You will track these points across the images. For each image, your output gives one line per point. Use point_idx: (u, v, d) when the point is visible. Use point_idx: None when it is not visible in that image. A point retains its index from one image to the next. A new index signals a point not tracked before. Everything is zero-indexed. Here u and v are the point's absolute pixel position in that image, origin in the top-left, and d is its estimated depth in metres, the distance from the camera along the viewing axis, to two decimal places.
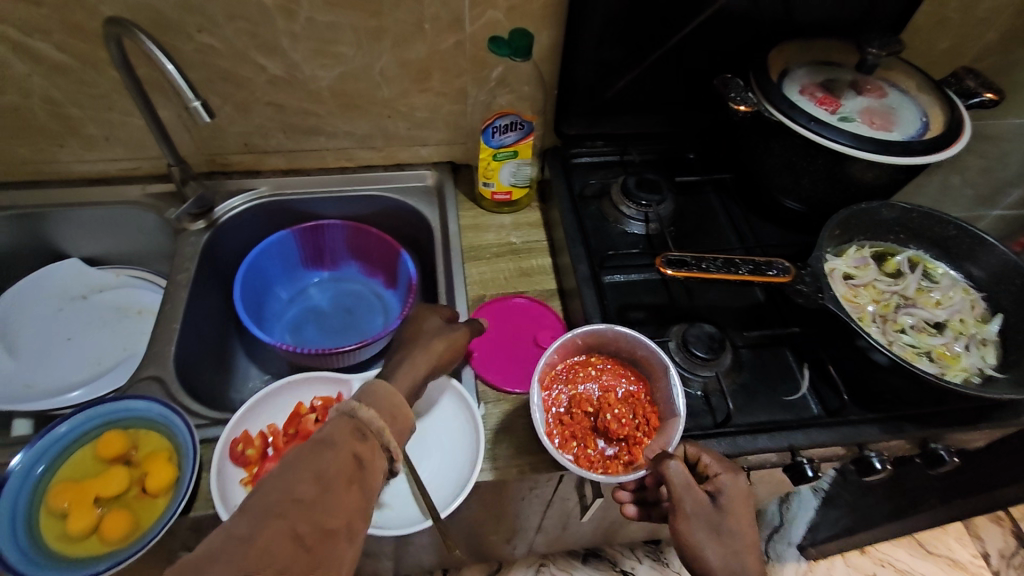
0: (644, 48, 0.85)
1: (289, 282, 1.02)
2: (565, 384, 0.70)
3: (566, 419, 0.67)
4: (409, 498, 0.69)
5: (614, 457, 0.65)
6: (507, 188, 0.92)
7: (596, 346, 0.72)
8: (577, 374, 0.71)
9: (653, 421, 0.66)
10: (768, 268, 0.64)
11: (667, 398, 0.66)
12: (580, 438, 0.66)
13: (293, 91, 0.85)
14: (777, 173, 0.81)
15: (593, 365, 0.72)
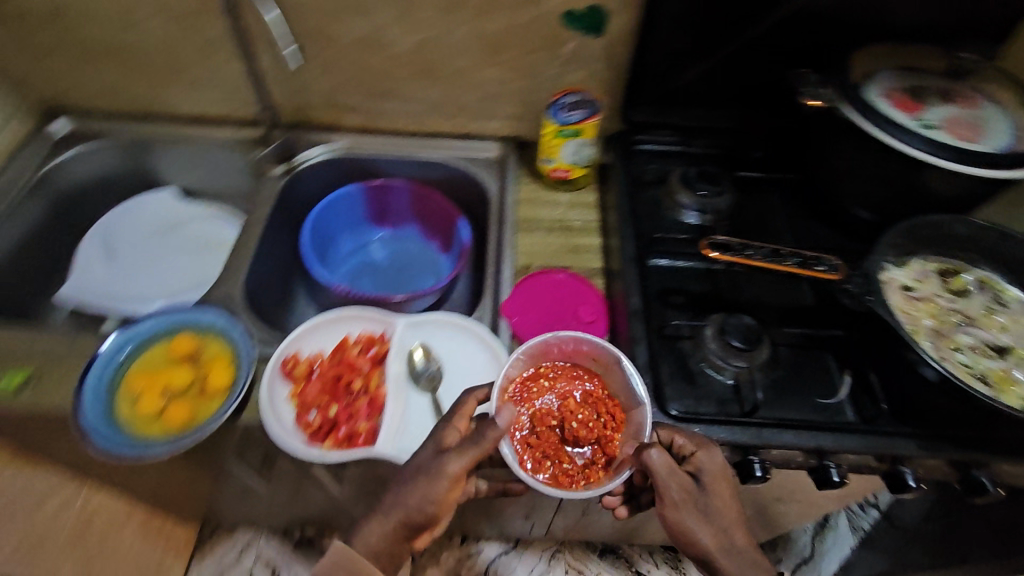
0: (721, 39, 0.85)
1: (353, 235, 1.08)
2: (524, 400, 0.63)
3: (532, 439, 0.61)
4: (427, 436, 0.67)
5: (591, 465, 0.60)
6: (567, 166, 0.94)
7: (537, 355, 0.65)
8: (530, 392, 0.64)
9: (618, 412, 0.63)
10: (817, 264, 0.64)
11: (630, 394, 0.64)
12: (552, 456, 0.60)
13: (376, 52, 0.91)
14: (846, 175, 0.78)
15: (543, 376, 0.65)
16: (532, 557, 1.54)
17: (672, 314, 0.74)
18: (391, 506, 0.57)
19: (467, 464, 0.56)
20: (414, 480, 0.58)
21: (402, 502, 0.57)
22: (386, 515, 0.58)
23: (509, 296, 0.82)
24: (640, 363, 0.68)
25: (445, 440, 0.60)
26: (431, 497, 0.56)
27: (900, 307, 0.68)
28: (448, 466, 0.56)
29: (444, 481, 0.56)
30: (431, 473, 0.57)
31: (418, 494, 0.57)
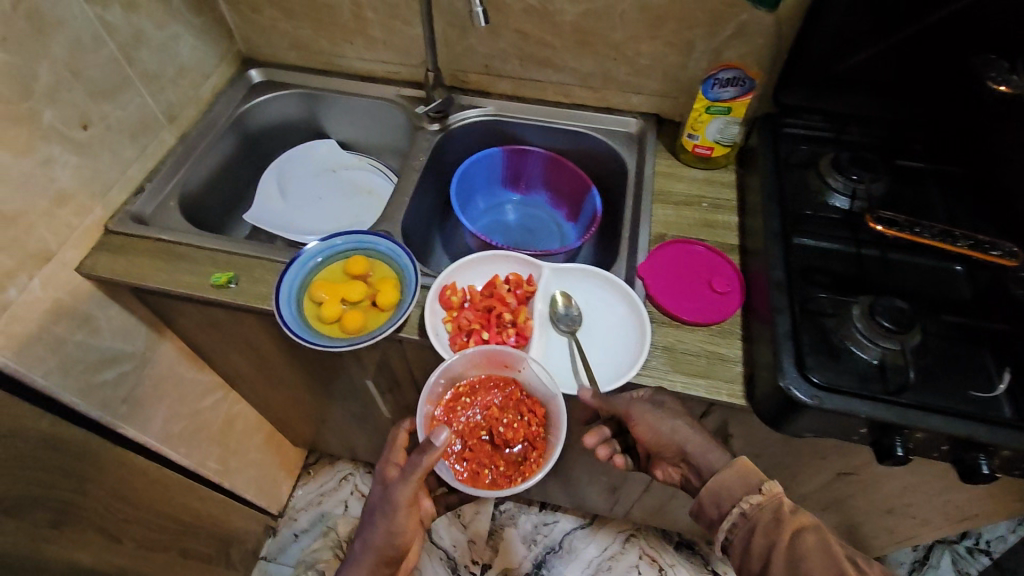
0: (895, 24, 0.82)
1: (488, 195, 1.16)
2: (451, 419, 0.71)
3: (469, 454, 0.69)
4: (569, 371, 0.76)
5: (524, 460, 0.69)
6: (710, 143, 0.95)
7: (455, 377, 0.72)
8: (456, 414, 0.71)
9: (535, 407, 0.71)
10: (992, 249, 0.67)
11: (545, 392, 0.71)
12: (489, 463, 0.70)
13: (540, 21, 0.97)
14: (1021, 174, 0.75)
15: (465, 394, 0.72)
16: (607, 535, 1.56)
17: (817, 291, 0.74)
18: (365, 540, 0.70)
19: (411, 492, 0.66)
20: (375, 513, 0.70)
21: (369, 533, 0.69)
22: (362, 550, 0.70)
23: (646, 259, 0.85)
24: (781, 331, 0.68)
25: (387, 473, 0.72)
26: (393, 528, 0.68)
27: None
28: (397, 496, 0.67)
29: (399, 511, 0.68)
30: (387, 507, 0.68)
31: (383, 526, 0.68)
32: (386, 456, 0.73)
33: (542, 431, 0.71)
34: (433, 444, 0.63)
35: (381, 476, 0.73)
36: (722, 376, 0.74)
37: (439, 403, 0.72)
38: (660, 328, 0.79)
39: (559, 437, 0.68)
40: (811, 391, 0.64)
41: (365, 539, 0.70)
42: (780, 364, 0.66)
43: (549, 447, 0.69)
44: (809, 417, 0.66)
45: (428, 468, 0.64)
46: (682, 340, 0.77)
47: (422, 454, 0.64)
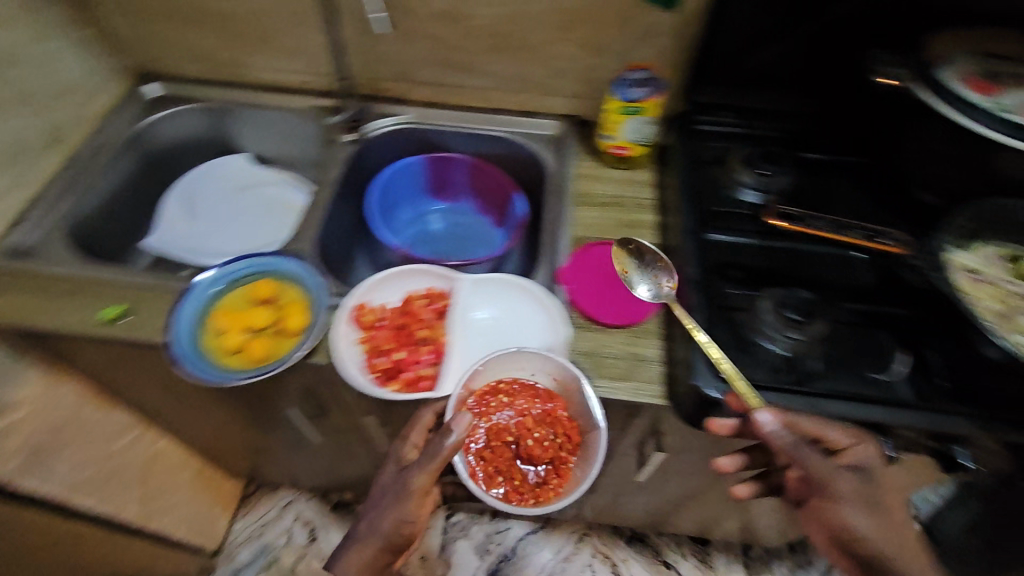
0: (796, 21, 0.83)
1: (414, 205, 1.13)
2: (483, 411, 0.72)
3: (488, 455, 0.71)
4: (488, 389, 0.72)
5: (543, 484, 0.71)
6: (626, 143, 0.95)
7: (497, 373, 0.72)
8: (485, 408, 0.72)
9: (572, 432, 0.71)
10: (882, 237, 0.77)
11: (586, 413, 0.70)
12: (504, 472, 0.71)
13: (450, 26, 0.94)
14: (914, 165, 0.77)
15: (503, 393, 0.72)
16: (561, 537, 1.56)
17: (734, 286, 0.75)
18: (370, 518, 0.62)
19: (428, 480, 0.61)
20: (383, 495, 0.63)
21: (376, 515, 0.62)
22: (362, 528, 0.62)
23: (565, 263, 0.84)
24: (695, 331, 0.69)
25: (404, 454, 0.65)
26: (404, 512, 0.61)
27: (965, 287, 0.68)
28: (413, 479, 0.61)
29: (412, 496, 0.61)
30: (398, 490, 0.62)
31: (391, 509, 0.61)
32: (405, 435, 0.66)
33: (570, 460, 0.71)
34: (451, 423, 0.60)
35: (395, 455, 0.66)
36: (645, 378, 0.74)
37: (475, 392, 0.72)
38: (584, 333, 0.78)
39: (587, 470, 0.68)
40: (725, 386, 0.65)
41: (371, 520, 0.62)
42: (693, 366, 0.67)
43: (573, 480, 0.70)
44: (725, 413, 0.67)
45: (447, 456, 0.60)
46: (606, 344, 0.77)
47: (444, 434, 0.60)
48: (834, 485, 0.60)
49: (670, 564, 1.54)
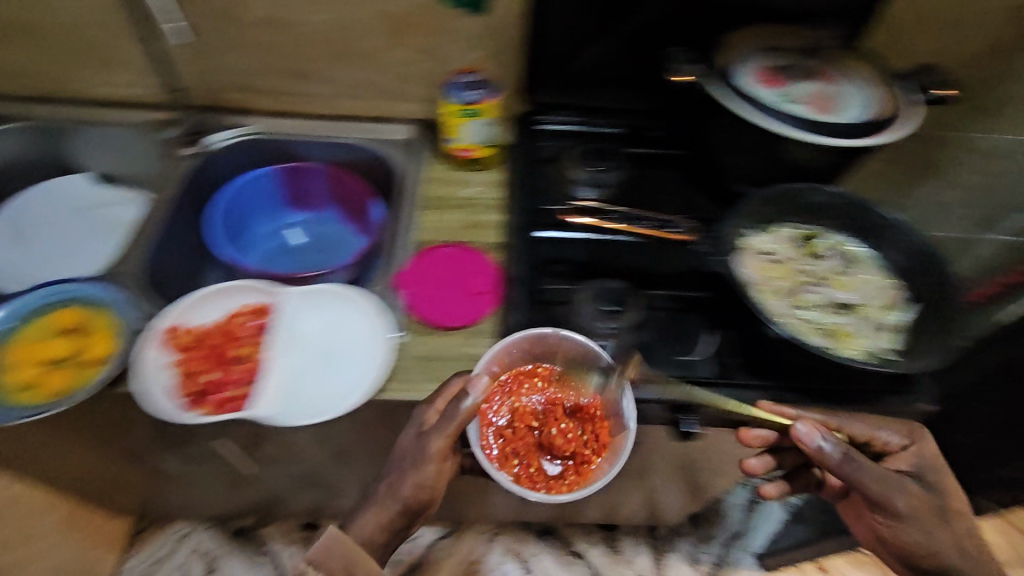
0: (614, 21, 0.85)
1: (271, 217, 1.09)
2: (510, 393, 0.70)
3: (509, 434, 0.68)
4: (310, 402, 0.71)
5: (558, 477, 0.66)
6: (472, 145, 0.95)
7: (535, 356, 0.71)
8: (515, 391, 0.70)
9: (601, 430, 0.68)
10: (671, 228, 0.82)
11: (616, 408, 0.68)
12: (523, 456, 0.67)
13: (280, 33, 0.92)
14: (722, 155, 0.82)
15: (539, 377, 0.71)
16: (473, 538, 1.53)
17: (555, 281, 0.77)
18: (388, 484, 0.65)
19: (444, 444, 0.63)
20: (403, 459, 0.65)
21: (395, 480, 0.64)
22: (379, 493, 0.65)
23: (407, 267, 0.84)
24: (511, 326, 0.73)
25: (425, 420, 0.66)
26: (418, 478, 0.64)
27: (755, 267, 0.73)
28: (432, 444, 0.63)
29: (431, 462, 0.64)
30: (417, 455, 0.64)
31: (407, 476, 0.64)
32: (429, 402, 0.67)
33: (592, 458, 0.67)
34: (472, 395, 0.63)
35: (417, 421, 0.66)
36: None
37: (511, 371, 0.71)
38: (419, 339, 0.78)
39: (611, 466, 0.64)
40: None
41: (389, 486, 0.65)
42: (506, 363, 0.69)
43: (592, 479, 0.65)
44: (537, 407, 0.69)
45: (466, 419, 0.63)
46: (440, 346, 0.78)
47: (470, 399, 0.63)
48: (878, 488, 0.62)
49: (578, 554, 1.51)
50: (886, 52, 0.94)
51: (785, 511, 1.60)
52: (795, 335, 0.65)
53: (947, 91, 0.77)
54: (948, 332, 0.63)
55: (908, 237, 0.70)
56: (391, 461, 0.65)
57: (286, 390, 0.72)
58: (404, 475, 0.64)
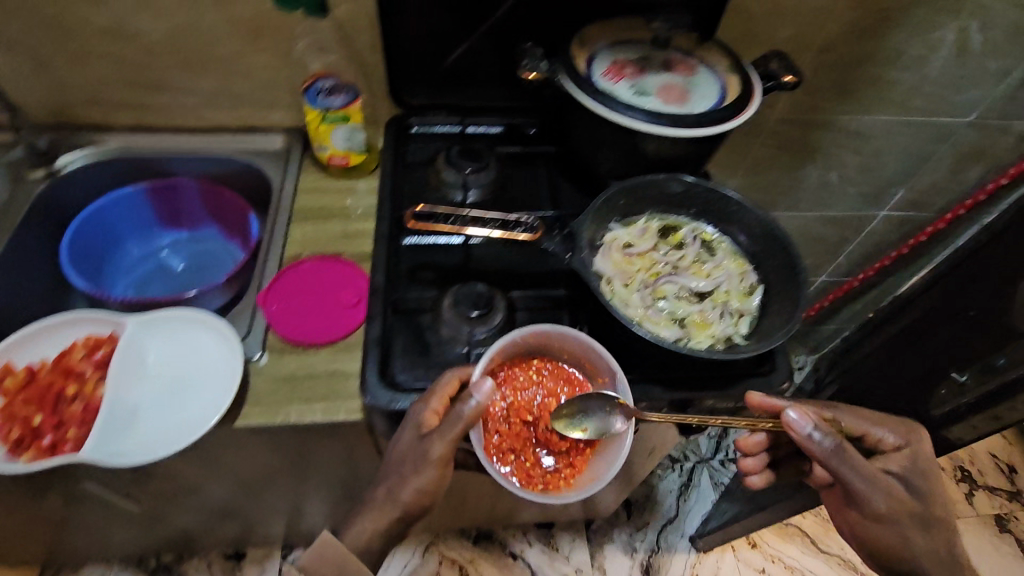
0: (473, 18, 0.84)
1: (143, 240, 1.04)
2: (508, 387, 0.68)
3: (504, 429, 0.66)
4: (155, 436, 0.67)
5: (555, 472, 0.66)
6: (342, 152, 0.92)
7: (529, 350, 0.70)
8: (511, 387, 0.68)
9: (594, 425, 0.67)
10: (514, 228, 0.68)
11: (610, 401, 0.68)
12: (518, 451, 0.66)
13: (123, 45, 0.86)
14: (584, 149, 0.81)
15: (534, 370, 0.69)
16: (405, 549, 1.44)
17: (416, 289, 0.74)
18: (388, 489, 0.62)
19: (446, 449, 0.60)
20: (403, 463, 0.62)
21: (394, 486, 0.62)
22: (380, 496, 0.63)
23: (270, 282, 0.80)
24: (371, 338, 0.69)
25: (424, 420, 0.62)
26: (418, 483, 0.61)
27: (615, 263, 0.72)
28: (432, 449, 0.60)
29: (429, 468, 0.60)
30: (417, 460, 0.61)
31: (408, 482, 0.61)
32: (428, 401, 0.62)
33: (584, 451, 0.67)
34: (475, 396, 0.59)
35: (415, 421, 0.62)
36: (341, 394, 0.73)
37: (507, 363, 0.68)
38: (282, 358, 0.75)
39: (608, 464, 0.64)
40: (392, 394, 0.66)
41: (389, 490, 0.62)
42: (363, 377, 0.66)
43: (586, 475, 0.66)
44: (395, 418, 0.67)
45: (470, 424, 0.59)
46: (306, 363, 0.75)
47: (467, 402, 0.59)
48: (867, 492, 0.64)
49: (514, 556, 1.43)
50: (746, 41, 0.97)
51: (716, 488, 1.56)
52: (648, 334, 0.66)
53: (788, 77, 0.79)
54: (792, 310, 0.67)
55: (754, 218, 0.74)
56: (389, 465, 0.63)
57: (127, 428, 0.67)
58: (405, 480, 0.61)
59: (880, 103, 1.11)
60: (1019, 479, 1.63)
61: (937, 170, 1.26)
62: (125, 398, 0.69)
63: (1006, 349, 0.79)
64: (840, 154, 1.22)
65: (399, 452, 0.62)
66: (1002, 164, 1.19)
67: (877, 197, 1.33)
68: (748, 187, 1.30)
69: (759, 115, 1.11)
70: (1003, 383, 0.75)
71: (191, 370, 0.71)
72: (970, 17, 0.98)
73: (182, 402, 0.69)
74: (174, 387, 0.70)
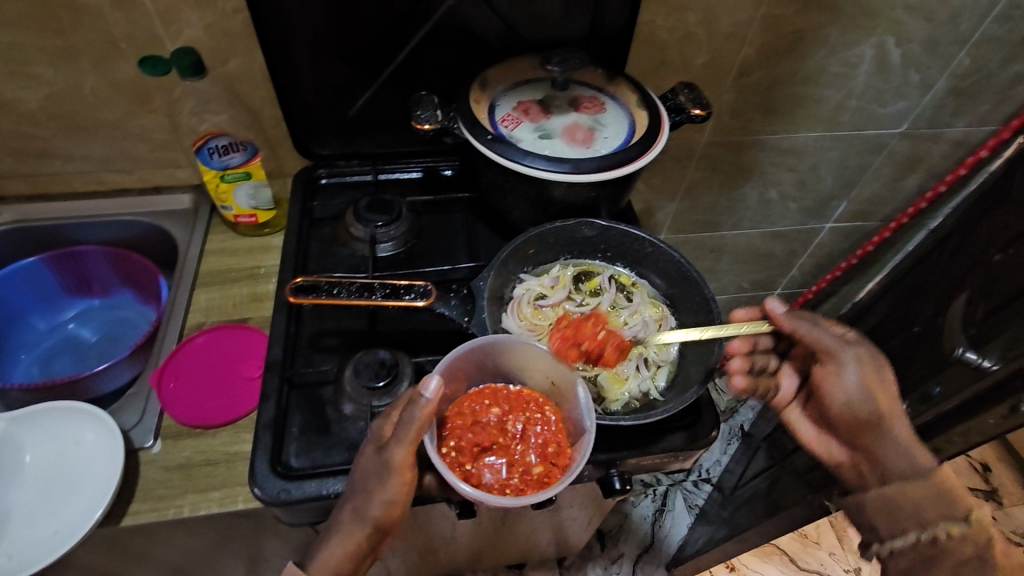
0: (371, 66, 0.82)
1: (50, 312, 0.98)
2: (484, 402, 0.65)
3: (468, 427, 0.62)
4: (32, 545, 0.63)
5: (493, 483, 0.60)
6: (249, 211, 0.88)
7: (506, 375, 0.69)
8: (482, 405, 0.65)
9: (564, 451, 0.62)
10: (407, 293, 0.64)
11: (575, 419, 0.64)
12: (470, 448, 0.61)
13: (3, 113, 0.81)
14: (492, 194, 0.77)
15: (535, 405, 0.66)
16: None
17: (316, 361, 0.69)
18: (353, 508, 0.56)
19: (409, 453, 0.54)
20: (366, 477, 0.55)
21: (361, 503, 0.55)
22: (346, 519, 0.56)
23: (166, 361, 0.74)
24: (262, 422, 0.63)
25: (382, 433, 0.57)
26: (386, 496, 0.55)
27: (525, 318, 0.71)
28: (392, 454, 0.54)
29: (394, 477, 0.54)
30: (380, 470, 0.54)
31: (374, 496, 0.55)
32: (386, 415, 0.58)
33: (532, 488, 0.60)
34: (424, 394, 0.54)
35: (373, 436, 0.58)
36: (240, 480, 0.68)
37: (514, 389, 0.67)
38: (177, 444, 0.70)
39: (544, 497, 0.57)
40: (282, 483, 0.60)
41: (354, 510, 0.55)
42: (252, 467, 0.60)
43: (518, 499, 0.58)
44: (292, 509, 0.61)
45: (426, 424, 0.54)
46: (203, 448, 0.69)
47: (419, 401, 0.54)
48: (839, 353, 0.63)
49: None
50: (662, 69, 0.94)
51: (692, 511, 1.44)
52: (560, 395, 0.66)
53: (697, 110, 0.76)
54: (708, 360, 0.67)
55: (668, 260, 0.73)
56: (349, 481, 0.57)
57: None
58: (369, 493, 0.55)
59: (809, 120, 1.09)
60: (993, 477, 1.59)
61: (877, 180, 1.24)
62: None
63: (940, 377, 0.76)
64: (779, 172, 1.20)
65: (358, 468, 0.56)
66: (940, 170, 1.21)
67: (821, 209, 1.31)
68: (689, 209, 1.27)
69: (689, 138, 1.08)
70: (941, 413, 0.71)
71: (71, 473, 0.67)
72: (886, 32, 0.96)
73: (62, 503, 0.65)
74: (59, 487, 0.66)
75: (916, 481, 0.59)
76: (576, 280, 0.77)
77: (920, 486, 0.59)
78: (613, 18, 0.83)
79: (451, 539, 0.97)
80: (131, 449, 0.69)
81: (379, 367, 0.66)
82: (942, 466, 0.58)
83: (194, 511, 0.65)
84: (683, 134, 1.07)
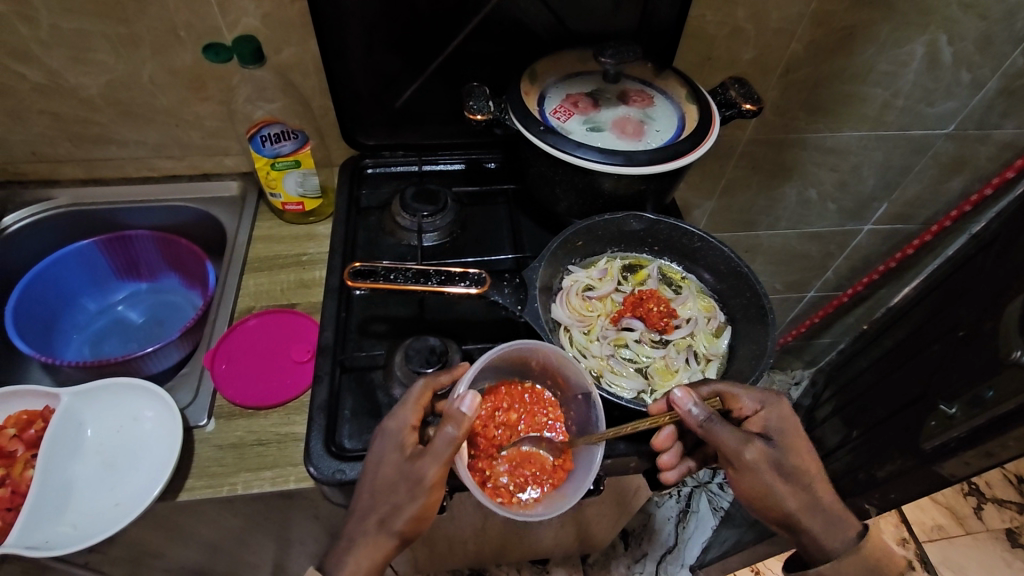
0: (421, 58, 0.83)
1: (100, 294, 1.00)
2: (496, 396, 0.65)
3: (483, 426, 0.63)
4: (94, 516, 0.65)
5: (500, 484, 0.61)
6: (296, 198, 0.89)
7: (517, 367, 0.67)
8: (497, 400, 0.65)
9: (567, 455, 0.64)
10: (461, 280, 0.64)
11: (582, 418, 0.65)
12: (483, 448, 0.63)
13: (63, 99, 0.83)
14: (539, 185, 0.78)
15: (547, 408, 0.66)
16: None
17: (366, 346, 0.70)
18: (379, 519, 0.56)
19: (442, 471, 0.55)
20: (395, 490, 0.55)
21: (388, 516, 0.56)
22: (371, 532, 0.56)
23: (218, 343, 0.76)
24: (316, 403, 0.64)
25: (407, 442, 0.57)
26: (413, 510, 0.56)
27: (575, 309, 0.72)
28: (426, 471, 0.54)
29: (426, 493, 0.55)
30: (412, 485, 0.55)
31: (402, 510, 0.55)
32: (408, 423, 0.58)
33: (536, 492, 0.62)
34: (460, 409, 0.53)
35: (394, 443, 0.57)
36: (291, 460, 0.69)
37: (529, 387, 0.67)
38: (229, 424, 0.71)
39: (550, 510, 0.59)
40: (336, 464, 0.61)
41: (380, 522, 0.56)
42: (308, 447, 0.61)
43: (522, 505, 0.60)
44: (345, 490, 0.62)
45: (459, 442, 0.54)
46: (253, 429, 0.71)
47: (456, 420, 0.53)
48: (740, 456, 0.59)
49: None
50: (708, 65, 0.94)
51: (717, 513, 1.43)
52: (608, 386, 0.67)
53: (748, 104, 0.75)
54: (759, 353, 0.67)
55: (718, 255, 0.73)
56: (359, 491, 0.57)
57: (59, 509, 0.65)
58: (394, 509, 0.55)
59: (854, 118, 1.07)
60: None
61: (919, 181, 1.22)
62: (58, 478, 0.67)
63: (993, 380, 0.74)
64: (819, 171, 1.18)
65: (380, 481, 0.56)
66: (986, 173, 1.19)
67: (860, 211, 1.29)
68: (725, 207, 1.26)
69: (731, 135, 1.08)
70: (992, 417, 0.70)
71: (129, 448, 0.69)
72: (939, 30, 0.94)
73: (122, 476, 0.68)
74: (118, 460, 0.69)
75: (851, 557, 0.60)
76: (622, 272, 0.78)
77: (853, 561, 0.60)
78: (663, 11, 0.83)
79: (482, 530, 0.97)
80: (186, 427, 0.70)
81: (428, 355, 0.66)
82: (868, 538, 0.61)
83: (247, 489, 0.67)
84: (724, 131, 1.07)
